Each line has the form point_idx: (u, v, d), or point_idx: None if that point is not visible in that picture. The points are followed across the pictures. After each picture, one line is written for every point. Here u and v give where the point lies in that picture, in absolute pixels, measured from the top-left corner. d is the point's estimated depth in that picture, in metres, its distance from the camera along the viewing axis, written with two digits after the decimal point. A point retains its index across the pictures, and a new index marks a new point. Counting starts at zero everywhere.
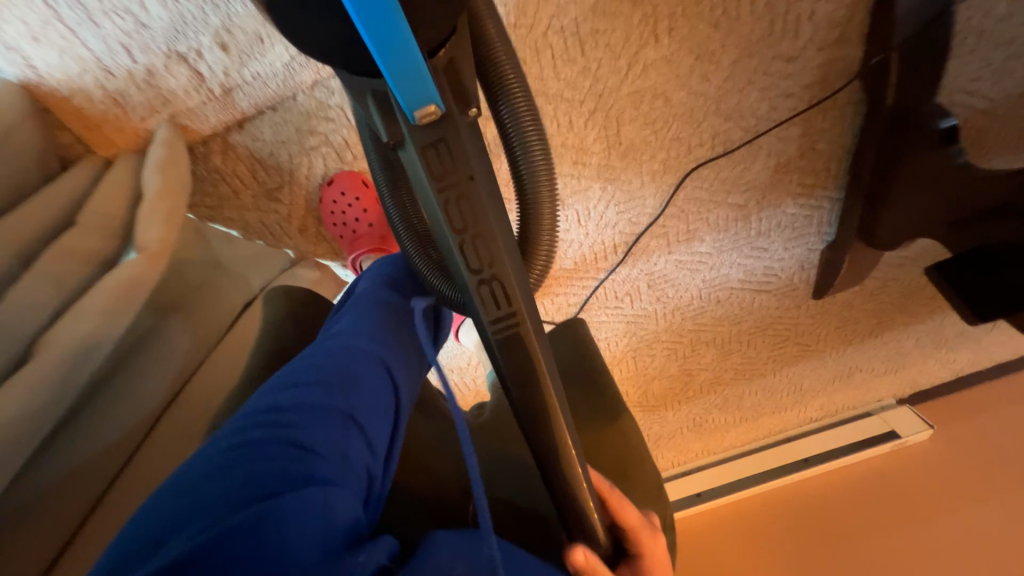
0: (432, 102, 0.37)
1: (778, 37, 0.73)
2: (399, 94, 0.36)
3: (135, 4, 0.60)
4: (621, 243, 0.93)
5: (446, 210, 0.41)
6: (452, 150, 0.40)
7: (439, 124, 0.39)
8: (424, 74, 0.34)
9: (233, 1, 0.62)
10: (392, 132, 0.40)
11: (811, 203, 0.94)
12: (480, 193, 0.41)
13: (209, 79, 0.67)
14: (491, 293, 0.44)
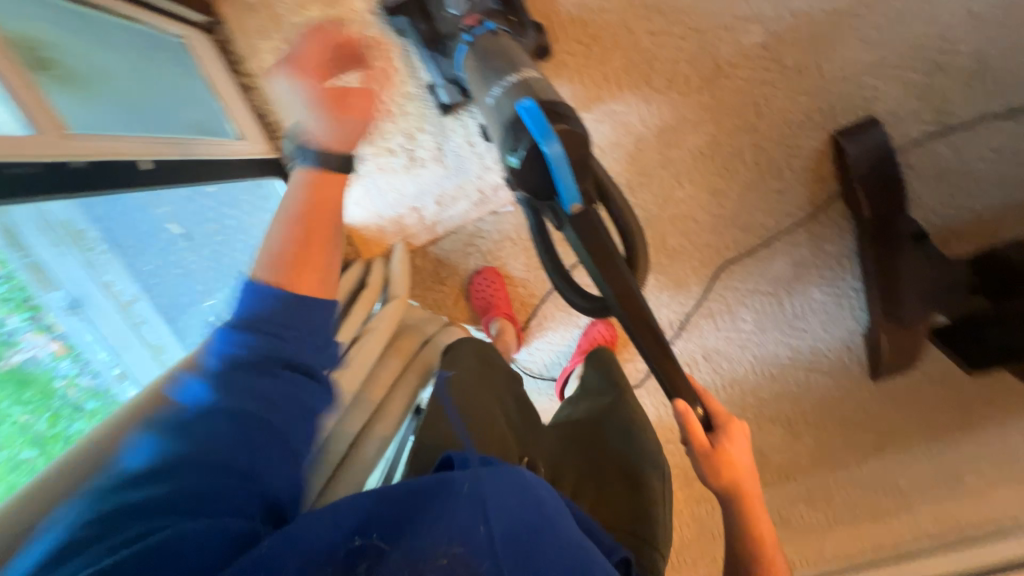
0: (576, 202, 0.73)
1: (769, 179, 1.08)
2: (565, 199, 0.72)
3: (402, 185, 1.11)
4: (675, 320, 1.23)
5: (587, 249, 0.75)
6: (593, 226, 0.75)
7: (580, 212, 0.74)
8: (573, 191, 0.71)
9: (446, 181, 1.11)
10: (558, 221, 0.77)
11: (834, 290, 1.17)
12: (610, 241, 0.75)
13: (426, 218, 1.13)
14: (617, 287, 0.76)
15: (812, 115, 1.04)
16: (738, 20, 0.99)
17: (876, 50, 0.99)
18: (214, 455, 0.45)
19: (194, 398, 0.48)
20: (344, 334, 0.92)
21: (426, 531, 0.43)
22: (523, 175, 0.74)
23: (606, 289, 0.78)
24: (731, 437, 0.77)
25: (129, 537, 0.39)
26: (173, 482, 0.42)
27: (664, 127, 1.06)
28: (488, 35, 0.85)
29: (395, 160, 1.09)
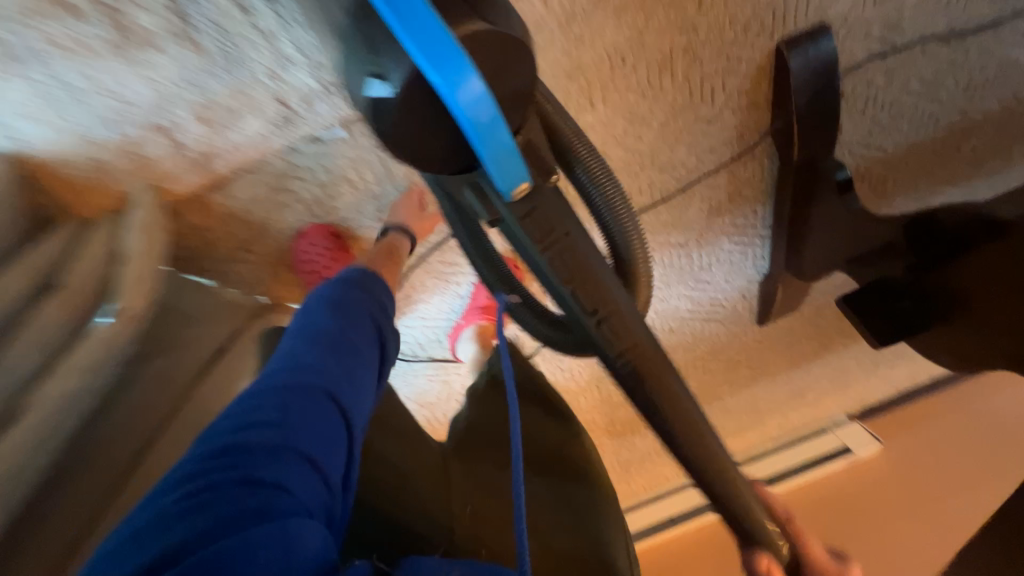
0: (524, 180, 0.43)
1: (698, 104, 0.82)
2: (503, 180, 0.42)
3: (118, 85, 0.60)
4: None
5: (552, 266, 0.50)
6: (546, 213, 0.47)
7: (529, 195, 0.46)
8: (519, 162, 0.41)
9: (208, 81, 0.62)
10: (493, 213, 0.49)
11: (742, 239, 1.05)
12: (583, 249, 0.50)
13: (186, 147, 0.67)
14: (607, 327, 0.52)
15: (760, 15, 0.77)
16: None
17: None
18: (262, 450, 0.51)
19: (266, 405, 0.55)
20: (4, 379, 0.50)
21: None
22: (409, 139, 0.39)
23: (574, 309, 0.52)
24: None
25: (181, 538, 0.45)
26: (236, 456, 0.51)
27: (572, 11, 0.70)
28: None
29: (83, 35, 0.55)
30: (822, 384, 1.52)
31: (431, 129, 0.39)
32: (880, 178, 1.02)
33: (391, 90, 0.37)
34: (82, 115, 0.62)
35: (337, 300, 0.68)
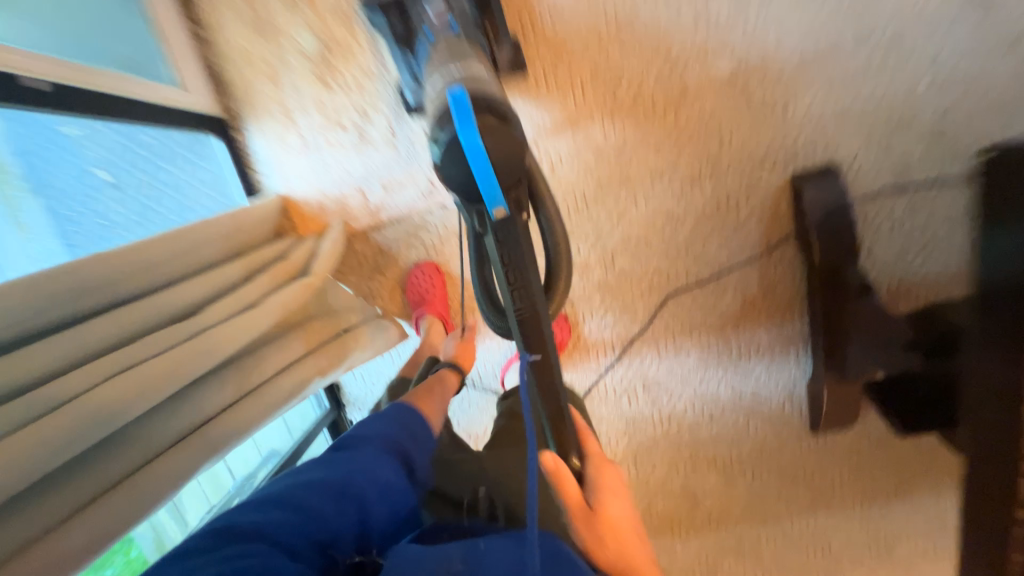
0: (501, 206, 0.54)
1: (724, 213, 1.06)
2: (488, 199, 0.53)
3: (350, 163, 1.05)
4: (618, 344, 1.19)
5: (505, 275, 0.57)
6: (517, 243, 0.56)
7: (504, 220, 0.55)
8: (498, 192, 0.53)
9: (396, 166, 1.05)
10: (482, 228, 0.58)
11: (780, 335, 1.15)
12: (533, 273, 0.58)
13: (370, 202, 1.07)
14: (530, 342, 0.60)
15: (773, 154, 1.02)
16: (708, 48, 0.96)
17: (843, 98, 0.97)
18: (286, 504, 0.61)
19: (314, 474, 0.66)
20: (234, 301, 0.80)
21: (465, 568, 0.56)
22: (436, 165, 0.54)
23: (521, 343, 0.60)
24: (606, 489, 0.67)
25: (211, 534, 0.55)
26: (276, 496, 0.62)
27: (624, 145, 1.03)
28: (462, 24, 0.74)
29: (346, 137, 1.03)
30: (914, 538, 1.31)
31: (446, 150, 0.52)
32: (921, 296, 1.08)
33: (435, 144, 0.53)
34: (324, 177, 1.06)
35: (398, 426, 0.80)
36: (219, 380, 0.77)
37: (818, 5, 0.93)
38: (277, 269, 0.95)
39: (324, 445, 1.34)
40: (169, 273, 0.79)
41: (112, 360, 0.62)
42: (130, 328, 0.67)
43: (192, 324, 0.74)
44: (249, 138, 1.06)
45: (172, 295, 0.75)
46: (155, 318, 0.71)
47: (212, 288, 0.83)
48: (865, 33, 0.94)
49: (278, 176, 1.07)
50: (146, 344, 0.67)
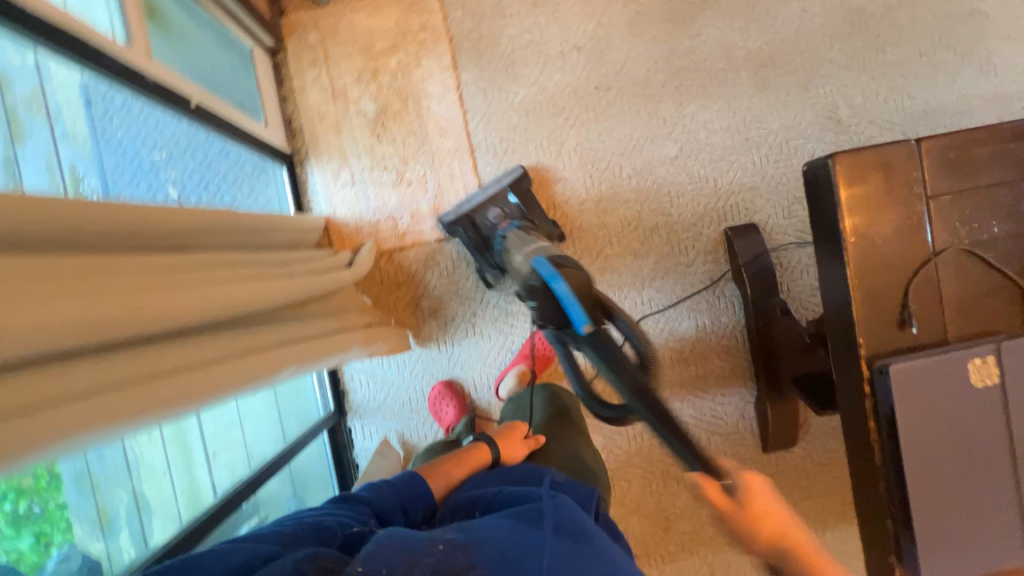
0: (587, 323, 0.81)
1: (677, 254, 1.36)
2: (578, 322, 0.82)
3: (387, 197, 1.32)
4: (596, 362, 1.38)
5: (612, 366, 0.79)
6: (608, 347, 0.81)
7: (595, 332, 0.82)
8: (584, 315, 0.81)
9: (424, 202, 1.32)
10: (579, 346, 0.85)
11: (728, 358, 1.39)
12: (626, 358, 0.79)
13: (398, 227, 1.32)
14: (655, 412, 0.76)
15: (710, 213, 1.36)
16: (659, 137, 1.35)
17: (755, 177, 1.36)
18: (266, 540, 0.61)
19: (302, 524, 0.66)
20: (299, 271, 0.99)
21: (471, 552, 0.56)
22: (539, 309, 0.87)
23: (648, 415, 0.77)
24: (754, 492, 0.72)
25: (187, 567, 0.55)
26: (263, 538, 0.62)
27: (601, 197, 1.35)
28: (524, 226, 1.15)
29: (386, 176, 1.31)
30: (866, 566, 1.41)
31: (544, 296, 0.85)
32: None
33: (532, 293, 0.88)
34: (363, 206, 1.32)
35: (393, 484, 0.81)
36: (290, 323, 0.91)
37: (732, 116, 1.35)
38: (331, 259, 1.15)
39: (317, 455, 1.38)
40: (260, 237, 0.98)
41: (232, 274, 0.78)
42: (241, 261, 0.85)
43: (280, 272, 0.91)
44: (306, 171, 1.33)
45: (265, 255, 0.94)
46: (253, 261, 0.89)
47: (289, 258, 1.02)
48: (764, 136, 1.36)
49: (325, 201, 1.31)
50: (249, 272, 0.83)
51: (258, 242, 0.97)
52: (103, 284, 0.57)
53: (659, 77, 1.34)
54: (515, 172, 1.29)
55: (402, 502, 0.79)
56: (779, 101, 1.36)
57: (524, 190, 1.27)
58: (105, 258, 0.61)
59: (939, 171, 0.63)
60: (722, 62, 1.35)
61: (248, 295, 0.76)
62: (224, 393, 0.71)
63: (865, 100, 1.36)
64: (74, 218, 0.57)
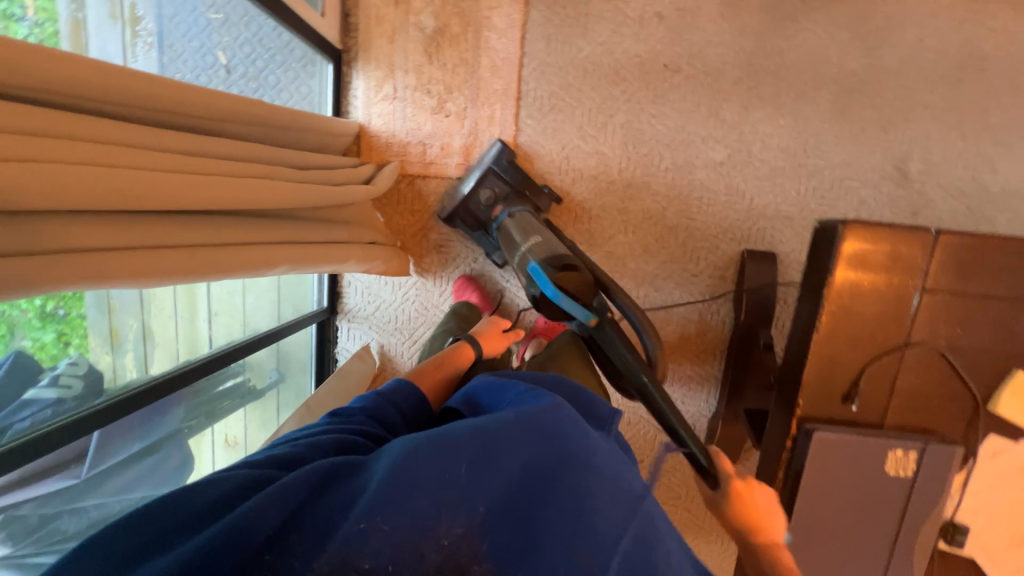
0: (591, 317, 0.93)
1: (687, 262, 1.35)
2: (580, 314, 0.94)
3: (422, 121, 1.30)
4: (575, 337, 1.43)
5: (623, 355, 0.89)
6: (614, 337, 0.93)
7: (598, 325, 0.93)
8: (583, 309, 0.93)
9: (456, 137, 1.31)
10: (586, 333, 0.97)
11: (701, 373, 1.42)
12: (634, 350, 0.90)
13: (426, 156, 1.32)
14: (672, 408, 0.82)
15: (735, 231, 1.33)
16: (712, 138, 1.28)
17: (793, 207, 1.30)
18: (262, 463, 0.57)
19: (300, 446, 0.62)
20: (320, 176, 1.02)
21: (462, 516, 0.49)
22: (544, 306, 0.98)
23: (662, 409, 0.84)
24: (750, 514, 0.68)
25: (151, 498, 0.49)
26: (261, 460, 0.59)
27: (631, 183, 1.32)
28: (521, 215, 1.14)
29: (426, 100, 1.29)
30: None
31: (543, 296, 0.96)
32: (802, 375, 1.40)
33: (533, 291, 0.98)
34: (398, 124, 1.31)
35: (385, 395, 0.82)
36: (296, 224, 0.95)
37: (794, 137, 1.27)
38: (354, 171, 1.17)
39: (304, 343, 1.49)
40: (291, 135, 1.02)
41: (255, 167, 0.82)
42: (267, 157, 0.89)
43: (300, 175, 0.95)
44: (352, 73, 1.31)
45: (293, 156, 0.98)
46: (279, 158, 0.93)
47: (313, 162, 1.05)
48: (820, 168, 1.28)
49: (363, 109, 1.31)
50: (270, 168, 0.87)
51: (286, 138, 1.01)
52: (148, 158, 0.62)
53: (735, 73, 1.24)
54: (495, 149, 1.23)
55: (397, 408, 0.81)
56: (851, 134, 1.26)
57: (505, 167, 1.21)
58: (153, 132, 0.66)
59: (947, 270, 0.63)
60: (806, 75, 1.24)
61: (265, 190, 0.81)
62: (224, 274, 0.77)
63: (943, 159, 1.26)
64: (121, 88, 0.61)
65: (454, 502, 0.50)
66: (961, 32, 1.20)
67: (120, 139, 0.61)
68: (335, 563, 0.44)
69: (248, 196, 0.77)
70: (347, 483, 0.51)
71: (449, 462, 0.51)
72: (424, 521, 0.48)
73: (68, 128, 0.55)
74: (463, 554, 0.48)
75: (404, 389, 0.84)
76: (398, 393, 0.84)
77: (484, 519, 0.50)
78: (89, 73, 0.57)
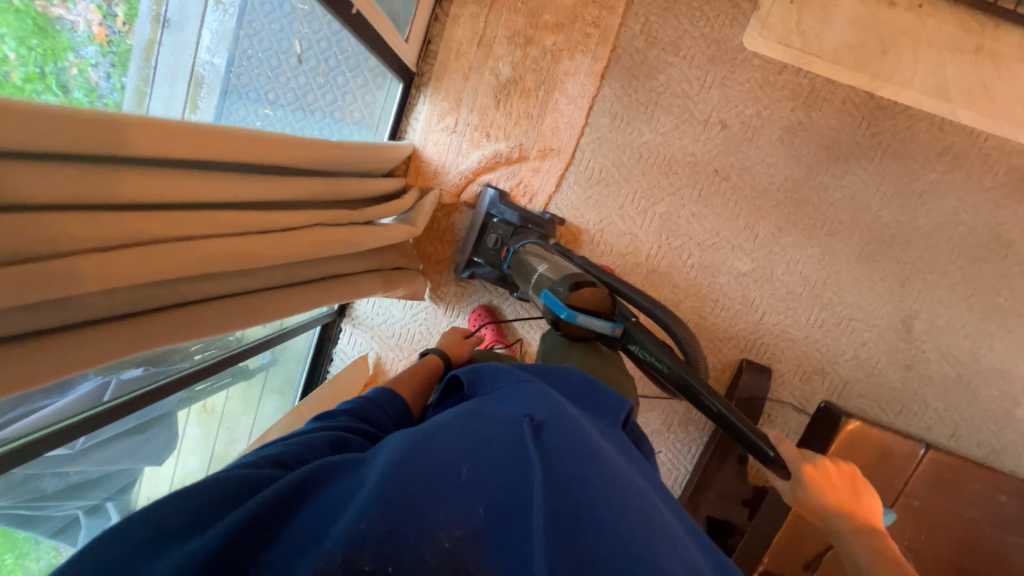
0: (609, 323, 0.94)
1: None
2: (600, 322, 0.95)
3: (475, 159, 1.32)
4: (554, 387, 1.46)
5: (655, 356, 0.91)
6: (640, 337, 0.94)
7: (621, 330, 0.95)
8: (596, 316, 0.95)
9: (503, 182, 1.33)
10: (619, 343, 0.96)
11: (673, 460, 1.46)
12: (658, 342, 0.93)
13: (470, 192, 1.34)
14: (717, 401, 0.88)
15: (739, 339, 1.38)
16: (740, 249, 1.33)
17: (797, 332, 1.36)
18: (258, 461, 0.56)
19: (292, 445, 0.61)
20: (362, 214, 1.05)
21: (456, 513, 0.48)
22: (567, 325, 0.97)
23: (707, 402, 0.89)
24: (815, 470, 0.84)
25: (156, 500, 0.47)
26: (260, 459, 0.56)
27: (655, 269, 1.36)
28: (531, 246, 1.19)
29: (482, 142, 1.32)
30: None
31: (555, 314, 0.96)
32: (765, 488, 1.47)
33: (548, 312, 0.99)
34: (450, 157, 1.33)
35: (370, 396, 0.80)
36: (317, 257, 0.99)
37: (817, 269, 1.32)
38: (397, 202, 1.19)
39: (305, 337, 1.50)
40: (346, 167, 1.05)
41: (305, 216, 0.86)
42: (317, 193, 0.92)
43: (344, 213, 0.99)
44: (419, 97, 1.34)
45: (342, 186, 1.01)
46: (327, 192, 0.96)
47: (355, 194, 1.08)
48: (833, 303, 1.33)
49: (421, 134, 1.33)
50: (317, 212, 0.90)
51: (344, 167, 1.04)
52: (209, 220, 0.66)
53: (778, 195, 1.29)
54: (489, 196, 1.28)
55: (382, 411, 0.79)
56: (870, 280, 1.32)
57: (506, 210, 1.26)
58: (220, 182, 0.69)
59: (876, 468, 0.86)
60: (844, 215, 1.29)
61: (305, 235, 0.85)
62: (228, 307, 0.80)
63: (947, 325, 1.32)
64: (203, 148, 0.64)
65: (444, 497, 0.48)
66: (995, 215, 1.25)
67: (188, 196, 0.64)
68: (335, 563, 0.41)
69: (288, 253, 0.81)
70: (345, 481, 0.51)
71: (429, 455, 0.51)
72: (413, 507, 0.46)
73: (155, 189, 0.59)
74: (463, 554, 0.45)
75: (387, 392, 0.82)
76: (384, 395, 0.82)
77: (481, 515, 0.49)
78: (176, 129, 0.59)
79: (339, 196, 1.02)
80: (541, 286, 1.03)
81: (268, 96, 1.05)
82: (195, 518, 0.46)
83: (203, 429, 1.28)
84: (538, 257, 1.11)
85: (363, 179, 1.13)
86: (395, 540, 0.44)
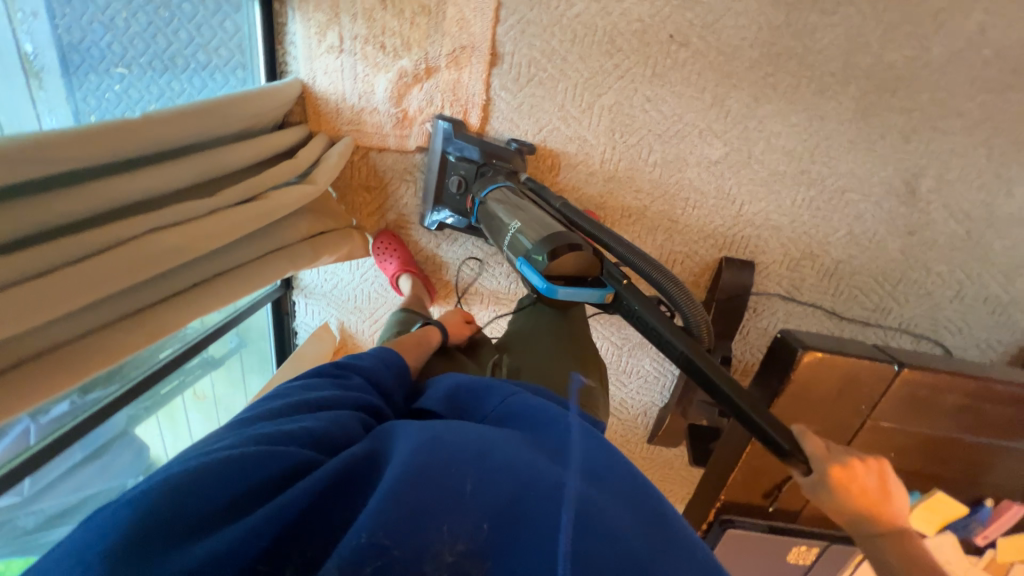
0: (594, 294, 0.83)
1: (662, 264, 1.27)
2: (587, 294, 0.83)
3: (378, 83, 1.08)
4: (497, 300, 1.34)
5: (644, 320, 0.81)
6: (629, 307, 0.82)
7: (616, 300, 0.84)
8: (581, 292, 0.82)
9: (419, 105, 1.10)
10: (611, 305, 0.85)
11: (659, 369, 1.44)
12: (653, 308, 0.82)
13: (384, 126, 1.12)
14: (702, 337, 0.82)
15: (716, 237, 1.23)
16: (711, 131, 1.11)
17: (782, 217, 1.20)
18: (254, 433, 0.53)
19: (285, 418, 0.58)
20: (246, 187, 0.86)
21: (472, 528, 0.44)
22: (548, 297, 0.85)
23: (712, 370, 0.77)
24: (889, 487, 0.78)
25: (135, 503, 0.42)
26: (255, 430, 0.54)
27: (613, 175, 1.17)
28: (498, 191, 1.01)
29: (381, 57, 1.06)
30: None
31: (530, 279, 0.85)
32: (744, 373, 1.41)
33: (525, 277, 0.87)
34: (349, 86, 1.09)
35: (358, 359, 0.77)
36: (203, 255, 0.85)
37: (803, 138, 1.11)
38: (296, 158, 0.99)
39: (263, 317, 1.44)
40: (206, 135, 0.84)
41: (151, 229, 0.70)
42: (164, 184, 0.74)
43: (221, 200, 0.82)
44: (286, 11, 1.06)
45: (208, 161, 0.83)
46: (185, 177, 0.78)
47: (236, 167, 0.89)
48: (823, 176, 1.15)
49: (305, 63, 1.08)
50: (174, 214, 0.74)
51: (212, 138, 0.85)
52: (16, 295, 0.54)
53: (751, 53, 1.04)
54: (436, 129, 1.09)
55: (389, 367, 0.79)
56: (867, 141, 1.11)
57: (460, 143, 1.07)
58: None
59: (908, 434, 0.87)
60: (836, 63, 1.04)
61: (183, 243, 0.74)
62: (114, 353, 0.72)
63: (959, 178, 1.13)
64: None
65: (454, 510, 0.45)
66: None
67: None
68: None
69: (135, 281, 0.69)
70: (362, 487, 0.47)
71: (449, 466, 0.48)
72: (421, 516, 0.43)
73: None
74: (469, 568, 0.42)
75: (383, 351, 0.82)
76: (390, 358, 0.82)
77: (488, 529, 0.44)
78: None
79: (212, 177, 0.84)
80: (518, 251, 0.88)
81: (116, 51, 0.99)
82: (170, 507, 0.41)
83: (200, 413, 1.33)
84: (509, 212, 0.93)
85: (243, 145, 0.93)
86: (398, 532, 0.41)
